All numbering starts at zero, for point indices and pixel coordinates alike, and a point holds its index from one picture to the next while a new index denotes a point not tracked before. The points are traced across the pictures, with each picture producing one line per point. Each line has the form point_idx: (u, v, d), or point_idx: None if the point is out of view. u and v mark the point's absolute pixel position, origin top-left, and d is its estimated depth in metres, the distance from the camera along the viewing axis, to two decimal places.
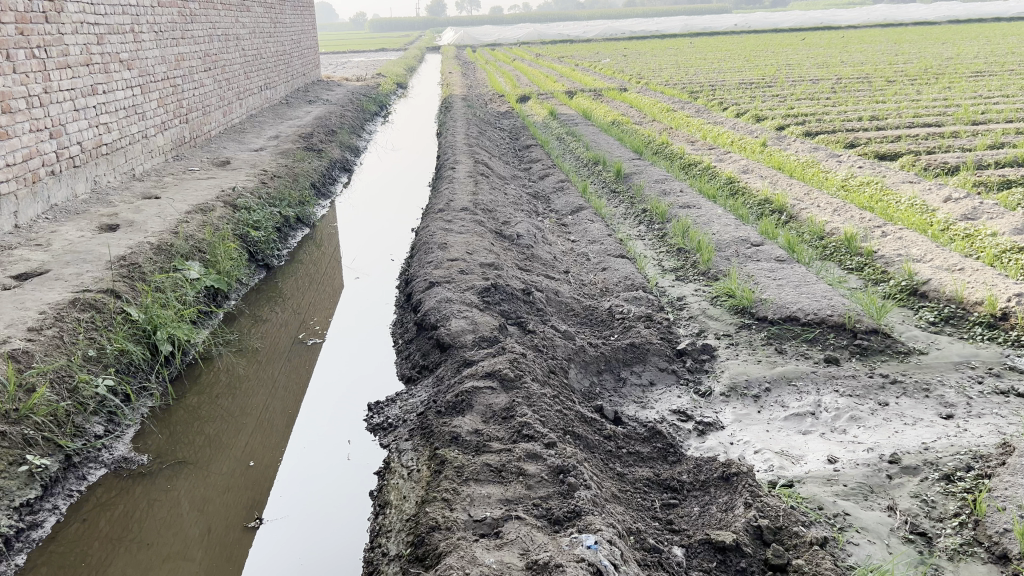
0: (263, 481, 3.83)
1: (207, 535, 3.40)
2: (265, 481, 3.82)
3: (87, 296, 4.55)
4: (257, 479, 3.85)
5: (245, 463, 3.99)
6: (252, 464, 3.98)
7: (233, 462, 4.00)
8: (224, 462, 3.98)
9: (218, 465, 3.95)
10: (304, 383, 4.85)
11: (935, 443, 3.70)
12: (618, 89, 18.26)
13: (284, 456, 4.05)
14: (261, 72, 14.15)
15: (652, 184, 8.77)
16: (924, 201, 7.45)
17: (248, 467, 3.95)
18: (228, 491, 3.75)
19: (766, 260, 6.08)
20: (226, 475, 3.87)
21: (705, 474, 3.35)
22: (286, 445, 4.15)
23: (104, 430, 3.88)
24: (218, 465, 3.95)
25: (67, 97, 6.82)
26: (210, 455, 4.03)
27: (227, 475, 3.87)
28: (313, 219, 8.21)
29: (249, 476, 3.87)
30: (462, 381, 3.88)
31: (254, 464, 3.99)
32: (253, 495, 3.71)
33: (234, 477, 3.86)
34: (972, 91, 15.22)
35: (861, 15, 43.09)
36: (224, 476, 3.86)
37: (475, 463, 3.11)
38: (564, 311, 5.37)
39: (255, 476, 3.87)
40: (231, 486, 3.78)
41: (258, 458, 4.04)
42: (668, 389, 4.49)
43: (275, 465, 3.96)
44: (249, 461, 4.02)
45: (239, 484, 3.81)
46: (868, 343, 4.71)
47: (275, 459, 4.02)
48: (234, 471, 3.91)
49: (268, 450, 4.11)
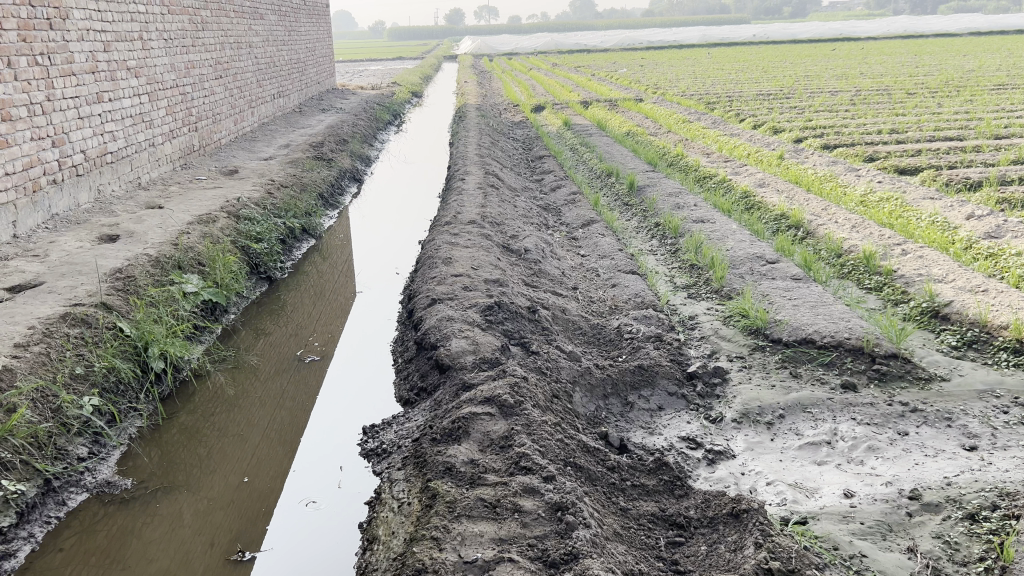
0: (258, 498, 3.71)
1: (199, 552, 3.29)
2: (260, 498, 3.71)
3: (78, 311, 4.42)
4: (251, 496, 3.73)
5: (239, 480, 3.88)
6: (247, 481, 3.86)
7: (228, 479, 3.89)
8: (218, 481, 3.87)
9: (211, 483, 3.84)
10: (302, 398, 4.72)
11: (957, 478, 3.49)
12: (634, 100, 18.10)
13: (283, 474, 3.92)
14: (274, 79, 14.07)
15: (666, 198, 8.59)
16: (946, 219, 7.22)
17: (242, 484, 3.84)
18: (222, 507, 3.64)
19: (782, 278, 5.90)
20: (220, 493, 3.76)
21: (713, 510, 3.16)
22: (284, 463, 4.03)
23: (88, 452, 3.75)
24: (211, 483, 3.84)
25: (72, 105, 6.73)
26: (203, 474, 3.92)
27: (221, 493, 3.77)
28: (320, 229, 8.09)
29: (243, 494, 3.75)
30: (460, 406, 3.71)
31: (249, 480, 3.88)
32: (248, 512, 3.59)
33: (228, 495, 3.75)
34: (994, 104, 14.94)
35: (881, 27, 42.72)
36: (217, 494, 3.76)
37: (468, 498, 2.94)
38: (572, 330, 5.20)
39: (250, 493, 3.76)
40: (225, 504, 3.67)
41: (253, 475, 3.93)
42: (677, 414, 4.31)
43: (270, 482, 3.85)
44: (244, 478, 3.90)
45: (235, 501, 3.70)
46: (886, 369, 4.52)
47: (269, 475, 3.91)
48: (227, 489, 3.80)
49: (264, 468, 4.00)
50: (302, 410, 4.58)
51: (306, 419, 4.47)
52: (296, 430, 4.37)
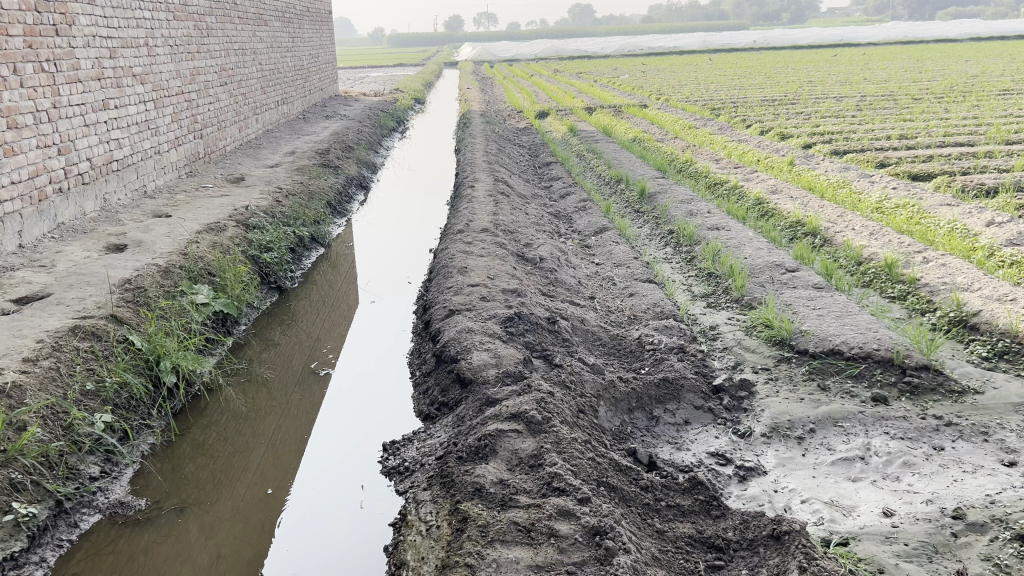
0: (281, 511, 3.63)
1: (216, 567, 3.20)
2: (284, 510, 3.62)
3: (87, 323, 4.29)
4: (275, 507, 3.65)
5: (263, 492, 3.80)
6: (271, 492, 3.78)
7: (252, 491, 3.81)
8: (241, 492, 3.80)
9: (234, 495, 3.77)
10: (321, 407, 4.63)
11: (1000, 496, 3.35)
12: (639, 105, 17.97)
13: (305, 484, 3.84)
14: (278, 87, 13.97)
15: (678, 205, 8.48)
16: (966, 226, 7.10)
17: (266, 495, 3.76)
18: (242, 521, 3.56)
19: (804, 287, 5.78)
20: (243, 506, 3.69)
21: (753, 532, 3.03)
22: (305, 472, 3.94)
23: (100, 471, 3.62)
24: (235, 496, 3.77)
25: (78, 112, 6.62)
26: (224, 486, 3.84)
27: (244, 505, 3.69)
28: (328, 238, 7.98)
29: (264, 506, 3.66)
30: (485, 423, 3.58)
31: (271, 492, 3.80)
32: (271, 525, 3.51)
33: (252, 507, 3.67)
34: (1001, 110, 14.84)
35: (881, 33, 42.66)
36: (240, 506, 3.68)
37: (501, 521, 2.82)
38: (592, 340, 5.09)
39: (274, 505, 3.68)
40: (247, 516, 3.60)
41: (276, 486, 3.85)
42: (704, 429, 4.18)
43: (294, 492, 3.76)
44: (267, 489, 3.82)
45: (258, 513, 3.62)
46: (918, 382, 4.39)
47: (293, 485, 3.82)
48: (252, 500, 3.73)
49: (287, 478, 3.91)
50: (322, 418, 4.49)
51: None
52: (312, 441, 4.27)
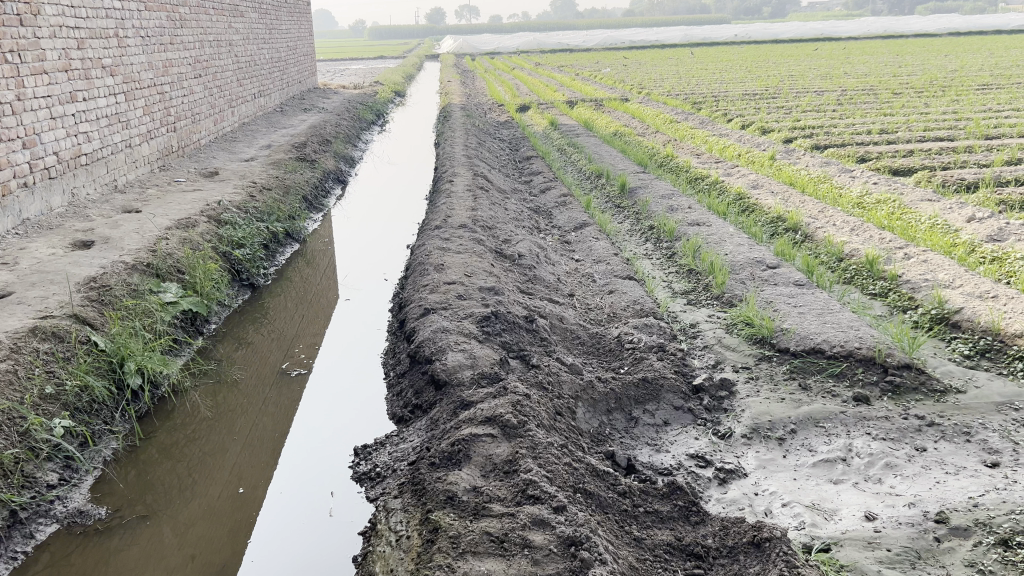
0: (253, 510, 3.58)
1: (188, 565, 3.15)
2: (256, 510, 3.57)
3: (48, 324, 4.14)
4: (243, 509, 3.58)
5: (234, 491, 3.74)
6: (242, 491, 3.74)
7: (222, 490, 3.75)
8: (214, 491, 3.73)
9: (205, 494, 3.71)
10: (297, 404, 4.54)
11: (983, 498, 3.28)
12: (620, 99, 17.91)
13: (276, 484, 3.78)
14: (254, 79, 13.77)
15: (659, 200, 8.39)
16: (946, 221, 7.08)
17: (238, 494, 3.71)
18: (210, 524, 3.48)
19: (784, 284, 5.72)
20: (211, 507, 3.61)
21: (733, 539, 2.94)
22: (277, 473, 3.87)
23: (59, 479, 3.49)
24: (202, 497, 3.69)
25: (43, 105, 6.44)
26: (195, 486, 3.77)
27: (215, 505, 3.63)
28: (303, 233, 7.84)
29: (232, 508, 3.60)
30: (459, 427, 3.49)
31: (244, 491, 3.74)
32: (240, 525, 3.46)
33: (220, 508, 3.60)
34: (980, 105, 14.89)
35: (861, 27, 42.89)
36: (214, 505, 3.62)
37: (473, 532, 2.71)
38: (570, 339, 5.00)
39: (246, 504, 3.62)
40: (217, 516, 3.54)
41: (248, 485, 3.79)
42: (683, 430, 4.10)
43: (266, 492, 3.70)
44: (238, 488, 3.77)
45: (228, 513, 3.56)
46: (900, 381, 4.33)
47: (265, 486, 3.76)
48: (222, 499, 3.67)
49: (258, 478, 3.84)
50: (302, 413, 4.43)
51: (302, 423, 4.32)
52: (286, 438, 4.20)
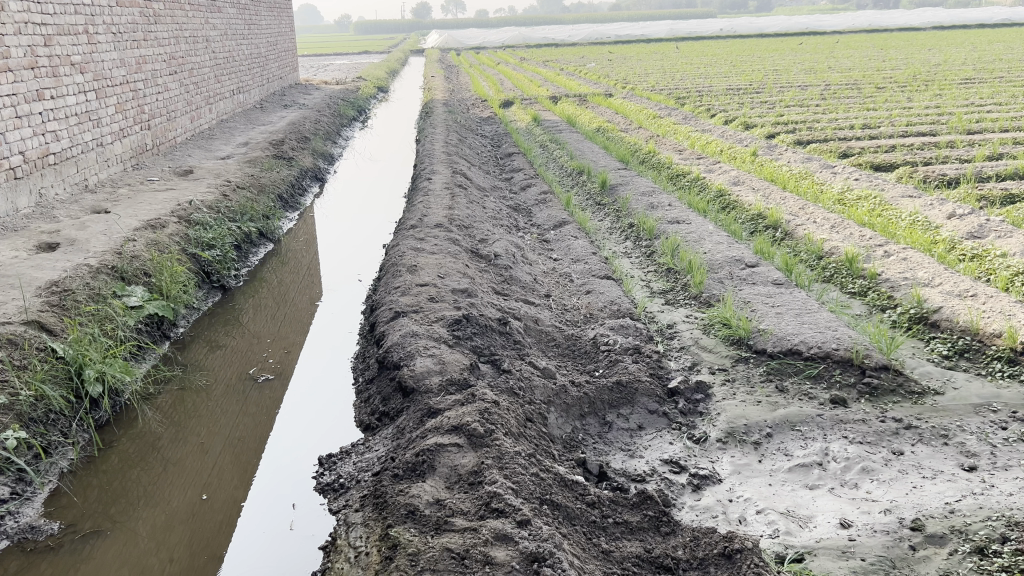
0: (217, 517, 3.48)
1: None
2: (218, 518, 3.47)
3: (4, 332, 4.03)
4: (206, 517, 3.47)
5: (197, 497, 3.63)
6: (205, 498, 3.64)
7: (185, 495, 3.65)
8: (175, 498, 3.62)
9: (168, 501, 3.60)
10: (266, 408, 4.44)
11: (959, 504, 3.21)
12: (604, 94, 17.82)
13: (240, 491, 3.67)
14: (233, 75, 13.58)
15: (640, 197, 8.31)
16: (927, 218, 7.02)
17: (200, 501, 3.61)
18: (170, 532, 3.38)
19: (763, 283, 5.65)
20: (173, 515, 3.51)
21: (703, 550, 2.86)
22: (241, 481, 3.77)
23: (10, 493, 3.38)
24: (164, 504, 3.59)
25: (8, 103, 6.30)
26: (158, 493, 3.67)
27: (178, 511, 3.53)
28: (278, 233, 7.73)
29: (194, 515, 3.49)
30: (425, 436, 3.41)
31: (207, 497, 3.63)
32: (202, 533, 3.36)
33: (183, 515, 3.50)
34: (963, 99, 14.88)
35: (846, 21, 42.89)
36: (174, 514, 3.51)
37: (434, 548, 2.62)
38: (545, 341, 4.92)
39: (210, 512, 3.52)
40: (178, 523, 3.44)
41: (212, 491, 3.68)
42: (658, 435, 4.02)
43: (231, 500, 3.60)
44: (202, 493, 3.67)
45: (190, 520, 3.46)
46: (878, 383, 4.26)
47: (230, 492, 3.66)
48: (186, 505, 3.57)
49: (224, 484, 3.75)
50: (270, 419, 4.33)
51: (270, 429, 4.22)
52: (253, 445, 4.09)
